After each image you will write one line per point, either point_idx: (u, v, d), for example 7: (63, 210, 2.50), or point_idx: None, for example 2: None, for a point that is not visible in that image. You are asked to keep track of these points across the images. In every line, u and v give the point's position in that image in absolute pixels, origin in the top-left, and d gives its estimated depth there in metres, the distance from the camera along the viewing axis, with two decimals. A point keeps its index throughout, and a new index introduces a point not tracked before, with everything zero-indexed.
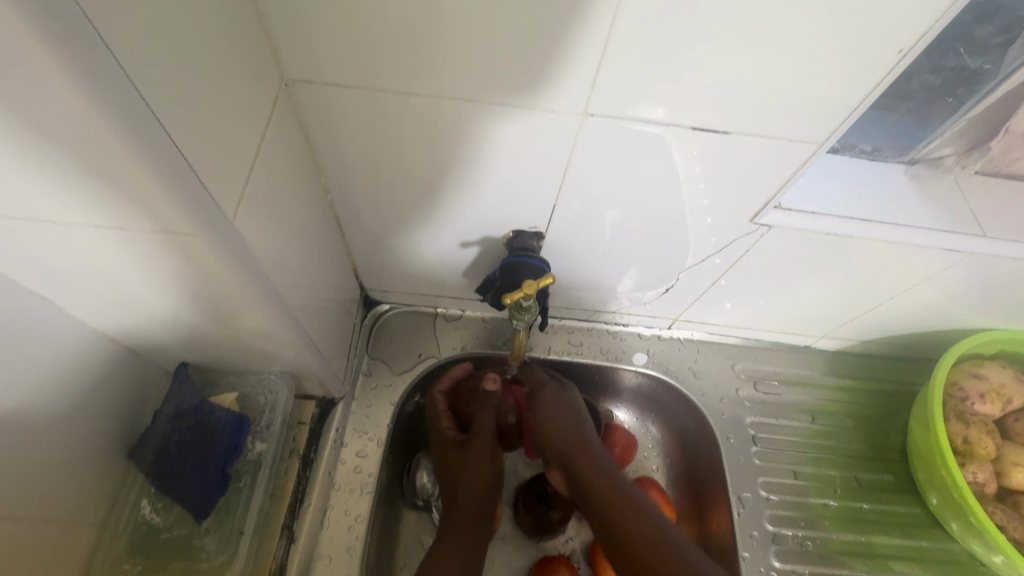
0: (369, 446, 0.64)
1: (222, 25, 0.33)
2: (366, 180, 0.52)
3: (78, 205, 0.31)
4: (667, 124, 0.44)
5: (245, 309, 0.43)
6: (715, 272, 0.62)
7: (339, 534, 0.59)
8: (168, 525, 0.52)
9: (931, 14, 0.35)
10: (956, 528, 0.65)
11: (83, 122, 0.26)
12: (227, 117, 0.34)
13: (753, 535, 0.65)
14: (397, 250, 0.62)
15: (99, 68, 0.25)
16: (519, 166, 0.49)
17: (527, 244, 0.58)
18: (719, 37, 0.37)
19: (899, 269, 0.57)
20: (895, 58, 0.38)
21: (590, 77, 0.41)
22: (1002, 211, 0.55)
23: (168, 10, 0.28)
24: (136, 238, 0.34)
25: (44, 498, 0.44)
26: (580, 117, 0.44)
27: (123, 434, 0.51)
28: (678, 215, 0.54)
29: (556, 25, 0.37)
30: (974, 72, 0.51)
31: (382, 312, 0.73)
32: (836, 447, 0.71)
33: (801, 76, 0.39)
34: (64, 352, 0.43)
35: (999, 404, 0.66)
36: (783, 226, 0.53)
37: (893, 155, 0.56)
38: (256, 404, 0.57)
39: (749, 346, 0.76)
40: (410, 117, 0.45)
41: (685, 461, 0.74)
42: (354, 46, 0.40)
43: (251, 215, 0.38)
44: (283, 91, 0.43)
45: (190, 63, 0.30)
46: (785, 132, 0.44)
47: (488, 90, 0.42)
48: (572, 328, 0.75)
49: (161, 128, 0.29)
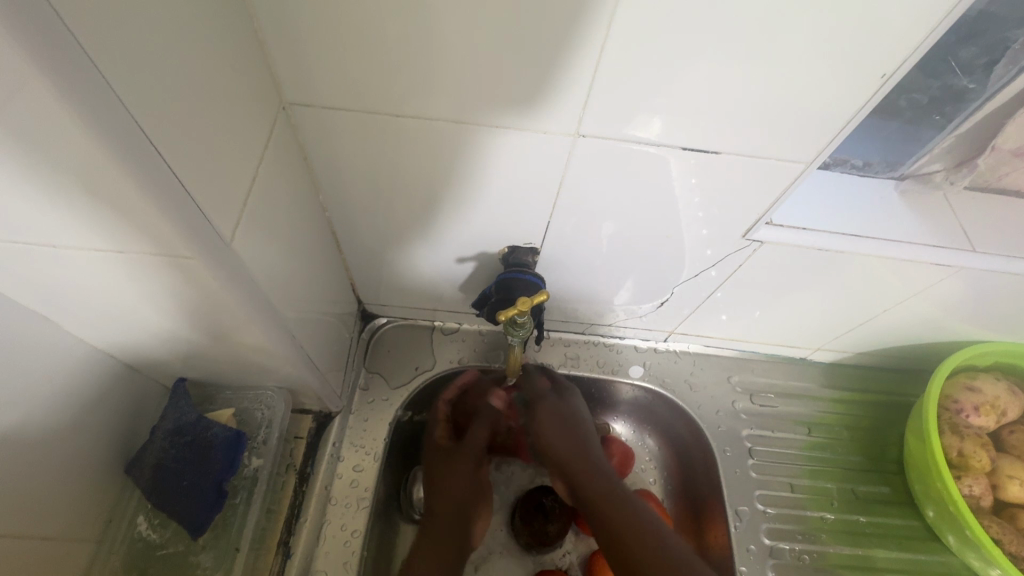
0: (365, 460, 0.64)
1: (221, 52, 0.34)
2: (364, 197, 0.53)
3: (79, 229, 0.31)
4: (660, 142, 0.45)
5: (242, 327, 0.43)
6: (710, 285, 0.62)
7: (336, 549, 0.58)
8: (165, 542, 0.52)
9: (914, 37, 0.36)
10: (954, 541, 0.65)
11: (84, 150, 0.26)
12: (225, 141, 0.35)
13: (751, 549, 0.64)
14: (394, 264, 0.63)
15: (100, 100, 0.25)
16: (515, 183, 0.50)
17: (523, 260, 0.58)
18: (709, 59, 0.38)
19: (892, 282, 0.58)
20: (879, 80, 0.39)
21: (583, 96, 0.41)
22: (992, 226, 0.56)
23: (168, 41, 0.29)
24: (135, 260, 0.34)
25: (42, 516, 0.44)
26: (574, 137, 0.45)
27: (120, 450, 0.52)
28: (673, 229, 0.54)
29: (549, 48, 0.38)
30: (961, 90, 0.52)
31: (380, 326, 0.74)
32: (833, 459, 0.71)
33: (789, 95, 0.40)
34: (63, 370, 0.43)
35: (994, 416, 0.67)
36: (776, 241, 0.54)
37: (884, 170, 0.57)
38: (254, 419, 0.58)
39: (745, 358, 0.77)
40: (407, 137, 0.46)
41: (682, 474, 0.74)
42: (351, 70, 0.41)
43: (249, 235, 0.39)
44: (282, 114, 0.44)
45: (189, 91, 0.31)
46: (776, 150, 0.45)
47: (483, 111, 0.43)
48: (569, 341, 0.75)
49: (160, 156, 0.29)
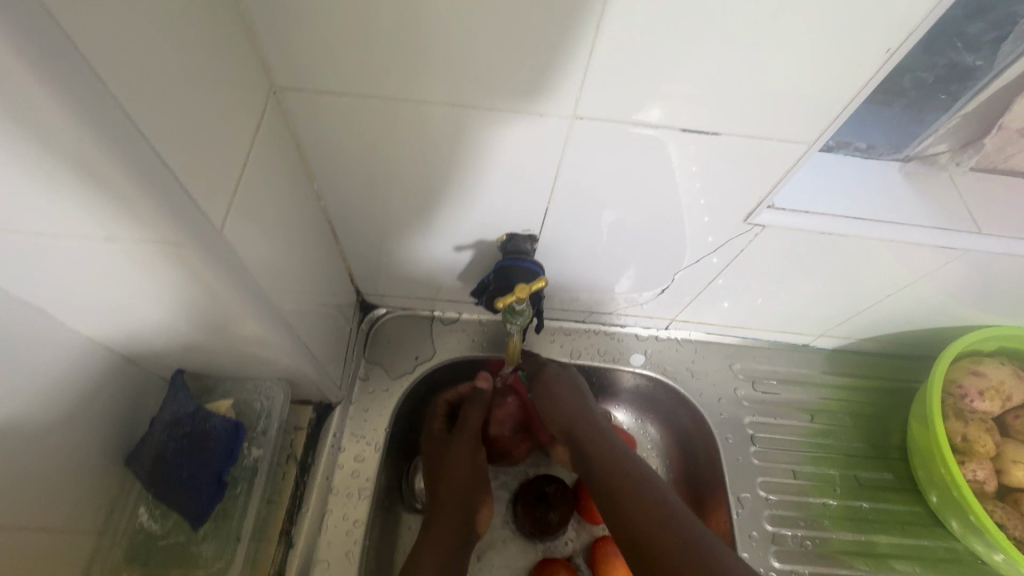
0: (366, 450, 0.64)
1: (209, 37, 0.34)
2: (361, 186, 0.52)
3: (70, 218, 0.31)
4: (660, 126, 0.44)
5: (239, 318, 0.43)
6: (712, 271, 0.61)
7: (338, 539, 0.59)
8: (165, 532, 0.52)
9: (917, 12, 0.35)
10: (957, 526, 0.64)
11: (68, 135, 0.26)
12: (214, 126, 0.34)
13: (753, 536, 0.64)
14: (393, 254, 0.63)
15: (82, 82, 0.25)
16: (512, 168, 0.49)
17: (521, 247, 0.57)
18: (709, 39, 0.37)
19: (896, 267, 0.57)
20: (884, 55, 0.38)
21: (580, 78, 0.40)
22: (998, 207, 0.55)
23: (150, 22, 0.28)
24: (127, 249, 0.34)
25: (44, 509, 0.44)
26: (569, 121, 0.44)
27: (120, 443, 0.51)
28: (673, 215, 0.54)
29: (545, 29, 0.37)
30: (967, 68, 0.51)
31: (379, 316, 0.73)
32: (837, 446, 0.71)
33: (793, 73, 0.39)
34: (61, 363, 0.43)
35: (999, 401, 0.66)
36: (778, 225, 0.53)
37: (888, 153, 0.56)
38: (252, 410, 0.57)
39: (747, 345, 0.76)
40: (400, 123, 0.45)
41: (684, 461, 0.74)
42: (342, 53, 0.40)
43: (241, 223, 0.38)
44: (271, 98, 0.43)
45: (174, 73, 0.30)
46: (777, 132, 0.44)
47: (478, 95, 0.42)
48: (570, 330, 0.74)
49: (147, 142, 0.29)
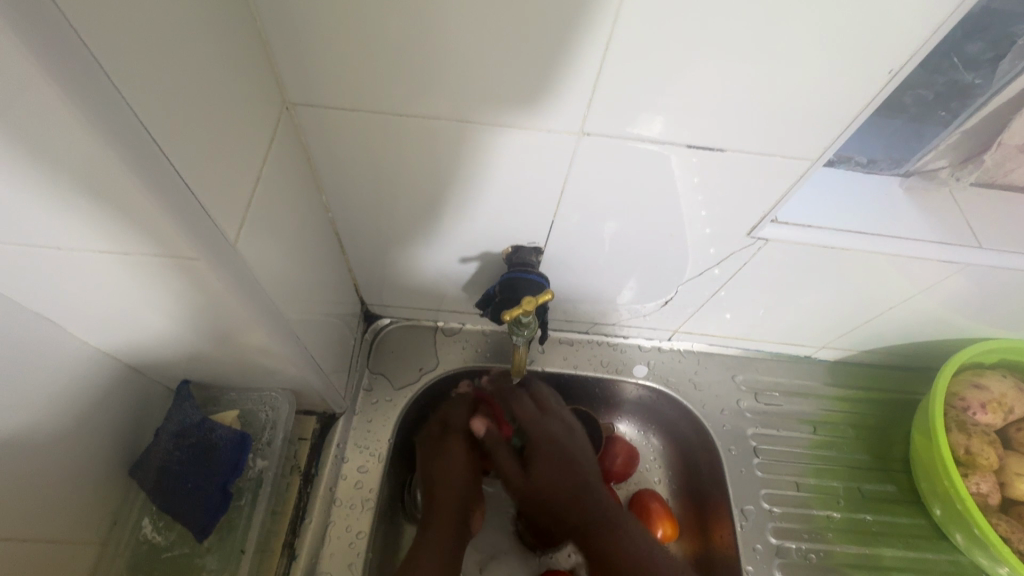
0: (370, 461, 0.64)
1: (224, 53, 0.34)
2: (367, 199, 0.53)
3: (86, 231, 0.31)
4: (664, 141, 0.45)
5: (248, 330, 0.44)
6: (714, 283, 0.62)
7: (341, 550, 0.58)
8: (170, 544, 0.52)
9: (922, 31, 0.35)
10: (961, 540, 0.65)
11: (87, 151, 0.26)
12: (228, 140, 0.35)
13: (757, 548, 0.64)
14: (398, 265, 0.63)
15: (105, 99, 0.25)
16: (517, 180, 0.49)
17: (527, 259, 0.58)
18: (715, 57, 0.38)
19: (898, 280, 0.58)
20: (885, 77, 0.39)
21: (587, 94, 0.41)
22: (998, 223, 0.56)
23: (170, 39, 0.29)
24: (141, 261, 0.34)
25: (50, 520, 0.44)
26: (577, 136, 0.45)
27: (123, 453, 0.51)
28: (676, 227, 0.54)
29: (553, 45, 0.38)
30: (966, 86, 0.51)
31: (383, 326, 0.74)
32: (839, 458, 0.71)
33: (796, 90, 0.40)
34: (69, 373, 0.43)
35: (1001, 414, 0.66)
36: (781, 238, 0.53)
37: (890, 166, 0.57)
38: (258, 421, 0.58)
39: (749, 357, 0.76)
40: (411, 138, 0.46)
41: (687, 473, 0.74)
42: (353, 69, 0.40)
43: (253, 236, 0.39)
44: (284, 113, 0.43)
45: (192, 89, 0.31)
46: (782, 148, 0.45)
47: (487, 110, 0.43)
48: (572, 341, 0.75)
49: (166, 157, 0.29)
